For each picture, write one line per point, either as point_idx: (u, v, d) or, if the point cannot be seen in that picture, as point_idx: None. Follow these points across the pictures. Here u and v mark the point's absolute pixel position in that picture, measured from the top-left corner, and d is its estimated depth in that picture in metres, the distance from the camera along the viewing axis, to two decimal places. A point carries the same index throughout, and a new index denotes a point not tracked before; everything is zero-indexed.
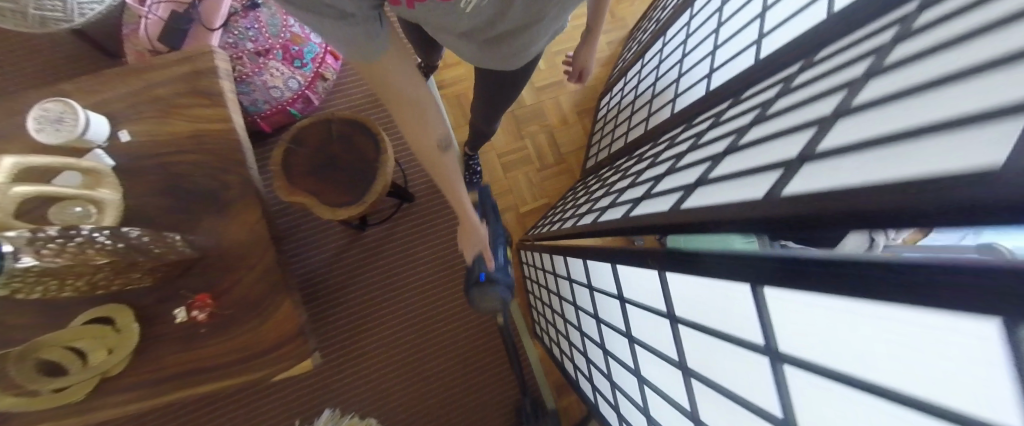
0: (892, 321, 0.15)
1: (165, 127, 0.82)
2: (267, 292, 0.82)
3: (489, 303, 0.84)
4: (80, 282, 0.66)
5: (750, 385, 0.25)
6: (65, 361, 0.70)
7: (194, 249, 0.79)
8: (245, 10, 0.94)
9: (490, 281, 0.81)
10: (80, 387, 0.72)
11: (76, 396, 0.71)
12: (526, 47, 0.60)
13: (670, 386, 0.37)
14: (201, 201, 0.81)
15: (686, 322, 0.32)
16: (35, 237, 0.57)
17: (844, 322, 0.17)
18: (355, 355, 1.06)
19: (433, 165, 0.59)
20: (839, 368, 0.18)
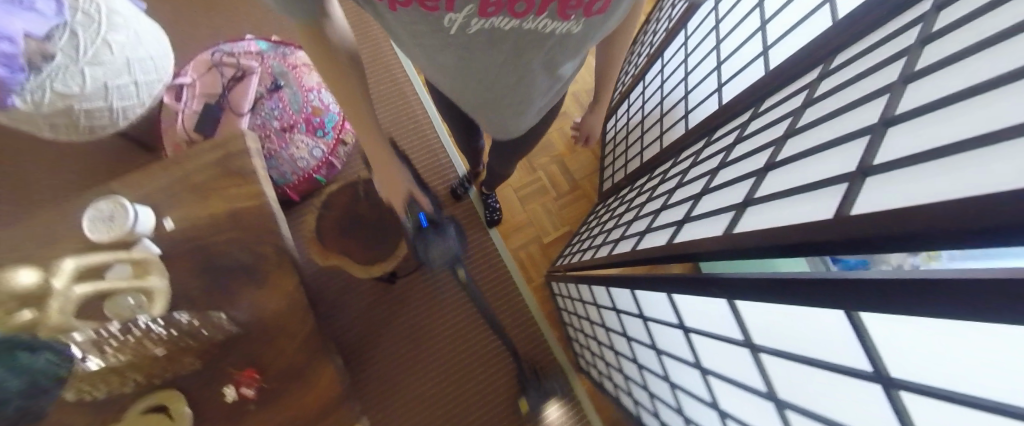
0: (993, 338, 0.15)
1: (203, 210, 0.86)
2: (310, 359, 0.81)
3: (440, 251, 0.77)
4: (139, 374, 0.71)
5: (858, 414, 0.24)
6: None
7: (238, 324, 0.80)
8: (269, 92, 1.01)
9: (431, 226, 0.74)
10: None
11: None
12: (511, 96, 0.62)
13: (760, 419, 0.35)
14: (240, 276, 0.83)
15: (772, 351, 0.31)
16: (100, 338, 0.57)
17: (951, 343, 0.17)
18: (399, 414, 1.04)
19: (336, 89, 0.54)
20: (954, 389, 0.17)
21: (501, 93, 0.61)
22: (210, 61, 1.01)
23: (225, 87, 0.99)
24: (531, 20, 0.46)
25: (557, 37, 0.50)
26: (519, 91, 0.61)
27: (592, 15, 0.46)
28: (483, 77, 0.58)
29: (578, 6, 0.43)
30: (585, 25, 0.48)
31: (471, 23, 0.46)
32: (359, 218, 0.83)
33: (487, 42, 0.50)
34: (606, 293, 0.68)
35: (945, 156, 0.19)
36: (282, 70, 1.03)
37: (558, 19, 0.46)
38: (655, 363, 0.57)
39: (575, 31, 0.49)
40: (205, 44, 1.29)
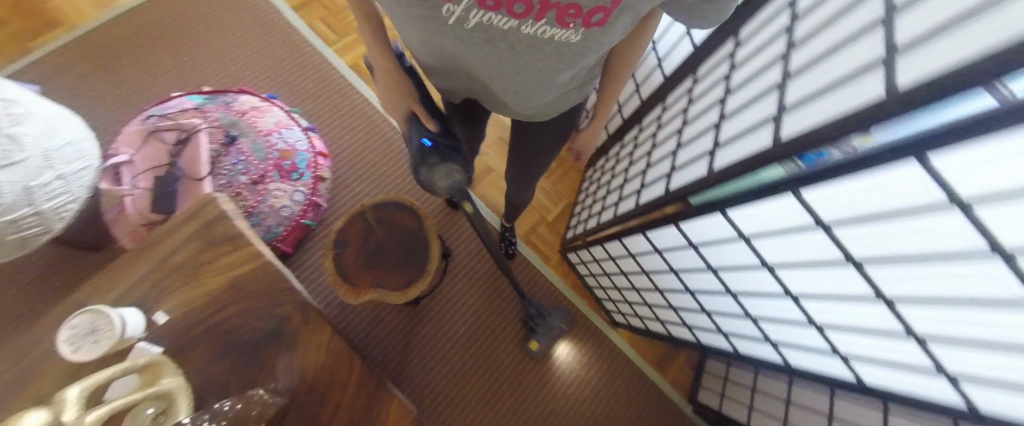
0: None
1: (197, 291, 0.78)
2: (370, 401, 0.78)
3: (442, 178, 0.66)
4: None
5: (949, 238, 0.28)
6: None
7: (280, 394, 0.75)
8: (226, 147, 0.92)
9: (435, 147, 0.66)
10: None
11: None
12: (507, 90, 0.61)
13: (843, 285, 0.41)
14: (265, 345, 0.77)
15: (841, 222, 0.37)
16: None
17: (991, 154, 0.22)
18: (472, 420, 1.02)
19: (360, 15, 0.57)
20: (1004, 189, 0.22)
21: (495, 85, 0.61)
22: (145, 130, 0.90)
23: (173, 153, 0.89)
24: (529, 24, 0.44)
25: (556, 44, 0.47)
26: (512, 91, 0.61)
27: (591, 25, 0.43)
28: (480, 69, 0.57)
29: (577, 14, 0.41)
30: (584, 34, 0.45)
31: (469, 15, 0.44)
32: (379, 246, 0.80)
33: (483, 40, 0.48)
34: (645, 238, 0.74)
35: (952, 27, 0.24)
36: (231, 120, 0.94)
37: (554, 26, 0.44)
38: (714, 282, 0.64)
39: (572, 39, 0.46)
40: (122, 111, 1.12)
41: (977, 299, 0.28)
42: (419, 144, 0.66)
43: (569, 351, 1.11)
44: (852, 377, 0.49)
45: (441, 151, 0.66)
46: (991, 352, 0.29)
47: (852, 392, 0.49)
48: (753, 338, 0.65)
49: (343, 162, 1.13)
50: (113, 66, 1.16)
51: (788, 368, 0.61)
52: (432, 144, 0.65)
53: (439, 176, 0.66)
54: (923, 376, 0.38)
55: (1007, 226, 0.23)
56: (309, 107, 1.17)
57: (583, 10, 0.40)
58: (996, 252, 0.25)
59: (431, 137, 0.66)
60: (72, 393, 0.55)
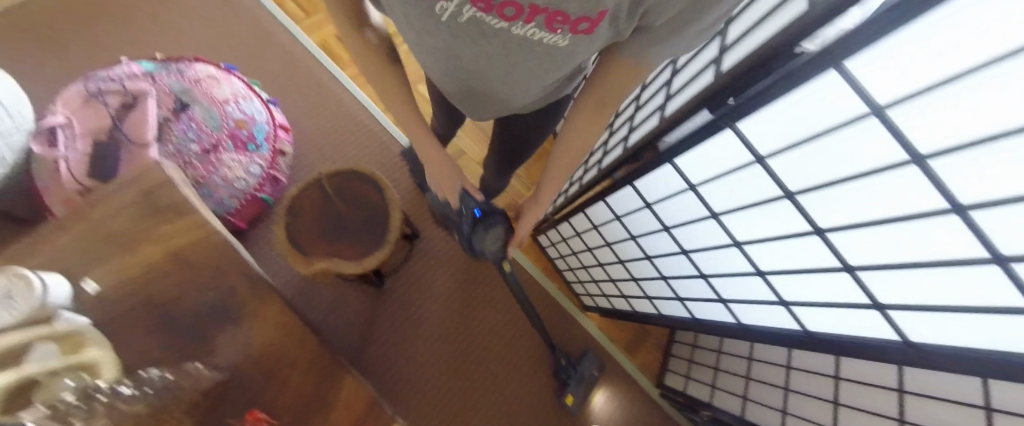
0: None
1: (134, 260, 0.73)
2: (322, 380, 0.72)
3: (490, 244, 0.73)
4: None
5: (866, 150, 0.30)
6: None
7: (219, 369, 0.69)
8: (176, 114, 0.87)
9: (485, 218, 0.74)
10: None
11: None
12: (499, 87, 0.58)
13: (784, 223, 0.41)
14: (206, 318, 0.72)
15: (776, 153, 0.37)
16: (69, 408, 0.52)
17: (930, 32, 0.22)
18: (437, 404, 0.96)
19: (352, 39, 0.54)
20: (935, 78, 0.23)
21: (488, 81, 0.57)
22: (85, 94, 0.84)
23: (116, 118, 0.83)
24: (519, 26, 0.39)
25: (543, 47, 0.43)
26: (498, 86, 0.57)
27: (578, 33, 0.38)
28: (470, 66, 0.53)
29: (565, 20, 0.36)
30: (573, 39, 0.41)
31: (462, 11, 0.40)
32: (336, 216, 0.77)
33: (475, 38, 0.45)
34: (605, 206, 0.73)
35: None
36: (184, 88, 0.90)
37: (543, 31, 0.40)
38: (669, 242, 0.64)
39: (561, 44, 0.42)
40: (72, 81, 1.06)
41: (893, 215, 0.31)
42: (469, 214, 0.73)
43: (607, 401, 1.05)
44: (798, 326, 0.50)
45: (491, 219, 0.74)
46: (915, 268, 0.32)
47: (795, 341, 0.50)
48: (707, 300, 0.65)
49: (306, 139, 1.09)
50: (61, 34, 1.10)
51: (740, 326, 0.61)
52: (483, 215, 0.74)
53: (486, 241, 0.75)
54: (855, 310, 0.41)
55: (930, 131, 0.25)
56: (271, 84, 1.13)
57: (571, 16, 0.35)
58: (914, 160, 0.27)
59: (481, 207, 0.74)
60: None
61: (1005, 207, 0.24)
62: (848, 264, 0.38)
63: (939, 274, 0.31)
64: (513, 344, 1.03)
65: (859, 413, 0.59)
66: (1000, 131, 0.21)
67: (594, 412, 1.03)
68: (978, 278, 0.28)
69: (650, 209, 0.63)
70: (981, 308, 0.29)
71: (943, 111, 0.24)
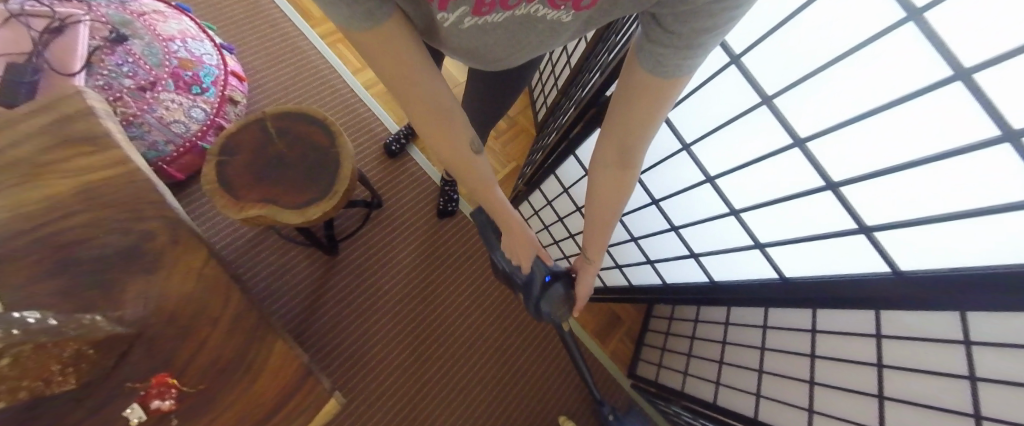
0: None
1: (34, 193, 0.59)
2: (245, 341, 0.54)
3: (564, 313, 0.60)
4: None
5: (849, 20, 0.26)
6: None
7: (123, 324, 0.52)
8: (110, 45, 0.79)
9: (558, 282, 0.60)
10: None
11: None
12: (516, 53, 0.45)
13: (757, 137, 0.37)
14: (106, 263, 0.56)
15: (750, 50, 0.34)
16: None
17: None
18: (386, 381, 0.87)
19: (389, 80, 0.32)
20: None
21: (505, 52, 0.44)
22: (6, 13, 0.75)
23: (37, 41, 0.74)
24: (523, 8, 0.33)
25: (544, 25, 0.37)
26: (516, 53, 0.45)
27: (581, 9, 0.34)
28: (471, 42, 0.41)
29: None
30: (577, 16, 0.36)
31: (463, 21, 0.34)
32: (281, 159, 0.69)
33: (471, 32, 0.37)
34: (576, 160, 0.71)
35: None
36: (123, 19, 0.82)
37: (546, 8, 0.34)
38: (640, 193, 0.59)
39: (564, 20, 0.36)
40: None
41: (880, 106, 0.26)
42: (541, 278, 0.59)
43: None
44: (773, 273, 0.45)
45: (565, 286, 0.60)
46: (904, 172, 0.27)
47: (768, 289, 0.46)
48: (677, 258, 0.60)
49: (264, 91, 1.01)
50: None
51: (712, 284, 0.56)
52: (555, 278, 0.60)
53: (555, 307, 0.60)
54: (833, 238, 0.36)
55: None
56: (229, 31, 1.04)
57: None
58: (909, 18, 0.23)
59: (551, 271, 0.60)
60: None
61: (1005, 60, 0.19)
62: (831, 182, 0.33)
63: (931, 178, 0.26)
64: (476, 324, 0.95)
65: (834, 395, 0.54)
66: None
67: None
68: (962, 169, 0.24)
69: None
70: (975, 213, 0.25)
71: None
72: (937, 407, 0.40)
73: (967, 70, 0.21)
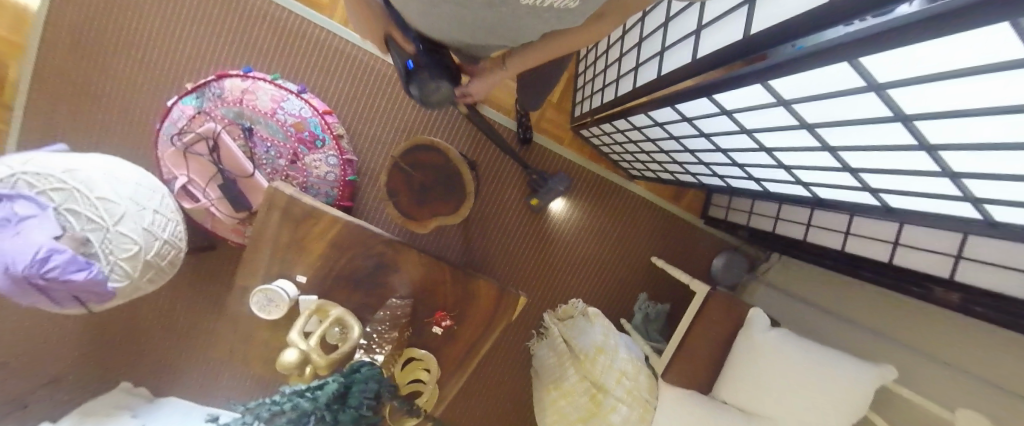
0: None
1: (313, 252, 1.00)
2: (465, 291, 1.08)
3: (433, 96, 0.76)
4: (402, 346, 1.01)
5: (867, 108, 0.40)
6: (415, 389, 1.01)
7: (405, 299, 1.04)
8: (248, 139, 0.99)
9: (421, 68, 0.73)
10: (432, 395, 1.02)
11: (433, 397, 1.02)
12: (521, 29, 0.55)
13: (802, 140, 0.53)
14: (380, 272, 1.04)
15: (798, 100, 0.46)
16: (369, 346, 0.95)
17: (917, 51, 0.30)
18: (531, 274, 1.33)
19: None
20: (908, 78, 0.33)
21: (508, 28, 0.55)
22: (179, 151, 0.99)
23: (215, 161, 0.98)
24: None
25: (555, 11, 0.47)
26: (523, 30, 0.56)
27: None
28: (496, 21, 0.52)
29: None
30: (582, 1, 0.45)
31: None
32: (423, 184, 0.95)
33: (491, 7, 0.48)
34: (645, 116, 0.82)
35: None
36: (234, 112, 0.99)
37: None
38: (706, 144, 0.74)
39: (572, 6, 0.46)
40: (123, 135, 1.14)
41: (886, 146, 0.42)
42: (403, 67, 0.73)
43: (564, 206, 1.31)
44: (808, 194, 0.68)
45: (430, 73, 0.72)
46: (910, 175, 0.44)
47: (810, 201, 0.69)
48: (740, 177, 0.81)
49: (347, 112, 1.18)
50: (89, 106, 1.13)
51: (766, 193, 0.79)
52: (416, 66, 0.72)
53: (431, 93, 0.76)
54: (856, 190, 0.56)
55: (915, 103, 0.35)
56: (282, 66, 1.16)
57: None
58: (899, 119, 0.38)
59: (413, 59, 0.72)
60: (291, 351, 0.82)
61: (966, 149, 0.35)
62: (848, 165, 0.51)
63: (923, 180, 0.44)
64: (570, 221, 1.32)
65: (865, 222, 0.80)
66: (965, 109, 0.31)
67: (555, 215, 1.31)
68: (941, 181, 0.42)
69: (690, 120, 0.71)
70: (945, 197, 0.44)
71: (924, 96, 0.33)
72: (939, 231, 0.65)
73: (935, 147, 0.38)
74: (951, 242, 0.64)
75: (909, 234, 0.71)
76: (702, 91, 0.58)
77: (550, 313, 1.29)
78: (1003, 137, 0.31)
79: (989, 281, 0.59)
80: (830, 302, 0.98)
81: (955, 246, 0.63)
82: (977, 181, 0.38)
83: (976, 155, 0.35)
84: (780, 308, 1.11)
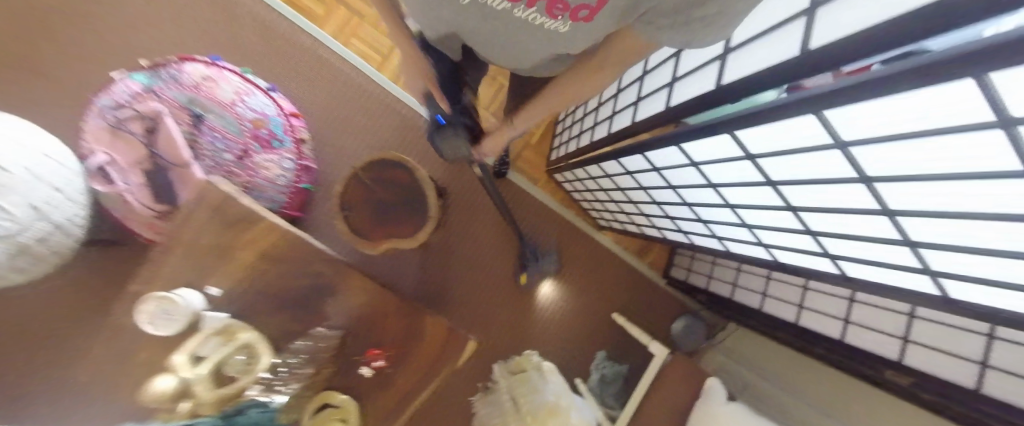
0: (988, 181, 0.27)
1: (237, 262, 0.86)
2: (411, 328, 0.95)
3: (456, 151, 0.77)
4: (318, 384, 0.89)
5: (830, 167, 0.40)
6: None
7: (336, 329, 0.91)
8: (196, 127, 0.90)
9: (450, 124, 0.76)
10: None
11: None
12: (522, 52, 0.56)
13: (766, 198, 0.53)
14: (314, 294, 0.91)
15: (765, 155, 0.46)
16: (269, 385, 0.83)
17: (886, 107, 0.30)
18: (487, 318, 1.22)
19: None
20: (873, 136, 0.33)
21: (510, 47, 0.56)
22: (109, 127, 0.88)
23: (148, 144, 0.87)
24: (522, 9, 0.44)
25: (546, 31, 0.47)
26: (523, 52, 0.56)
27: (579, 19, 0.43)
28: (491, 32, 0.52)
29: (566, 8, 0.41)
30: (573, 26, 0.45)
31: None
32: (383, 201, 0.89)
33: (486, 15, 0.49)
34: (617, 163, 0.83)
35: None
36: (188, 97, 0.91)
37: (544, 17, 0.44)
38: (673, 196, 0.75)
39: (562, 29, 0.46)
40: (51, 104, 1.01)
41: (846, 209, 0.42)
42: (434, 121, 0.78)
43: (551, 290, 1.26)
44: (768, 258, 0.68)
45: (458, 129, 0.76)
46: (868, 242, 0.44)
47: (769, 266, 0.69)
48: (703, 234, 0.81)
49: (318, 119, 1.13)
50: (21, 68, 1.01)
51: (728, 253, 0.78)
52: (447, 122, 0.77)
53: (453, 148, 0.78)
54: (813, 255, 0.57)
55: (877, 164, 0.35)
56: (258, 62, 1.11)
57: (570, 5, 0.40)
58: (862, 180, 0.37)
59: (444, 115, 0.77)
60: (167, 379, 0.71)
61: (922, 216, 0.35)
62: (809, 227, 0.51)
63: (881, 248, 0.43)
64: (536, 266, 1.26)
65: (818, 297, 0.80)
66: (924, 172, 0.31)
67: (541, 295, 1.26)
68: (897, 250, 0.41)
69: (659, 171, 0.71)
70: (898, 267, 0.44)
71: (887, 157, 0.33)
72: (887, 310, 0.65)
73: (894, 211, 0.37)
74: (897, 324, 0.64)
75: (858, 313, 0.71)
76: (671, 137, 0.58)
77: (501, 364, 1.19)
78: (962, 203, 0.31)
79: (936, 366, 0.57)
80: (785, 378, 0.95)
81: (902, 327, 0.63)
82: (934, 253, 0.38)
83: (934, 223, 0.35)
84: (737, 381, 1.06)
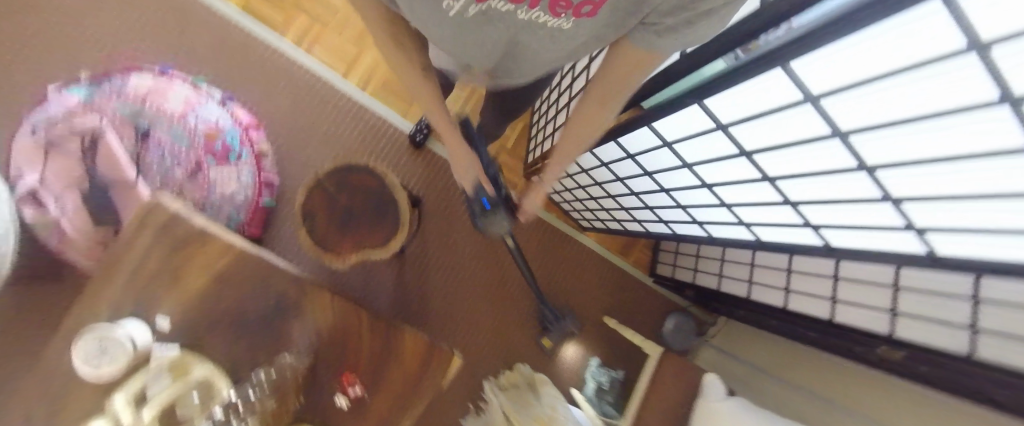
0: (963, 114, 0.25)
1: (188, 287, 0.78)
2: (387, 347, 0.88)
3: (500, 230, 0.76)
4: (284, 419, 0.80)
5: (801, 126, 0.38)
6: None
7: (303, 354, 0.83)
8: (142, 141, 0.85)
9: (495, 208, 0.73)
10: None
11: None
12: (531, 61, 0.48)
13: (742, 172, 0.51)
14: (276, 316, 0.82)
15: (735, 123, 0.44)
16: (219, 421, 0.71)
17: (852, 48, 0.28)
18: (472, 330, 1.16)
19: None
20: (841, 84, 0.31)
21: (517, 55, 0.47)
22: (41, 146, 0.80)
23: (87, 161, 0.80)
24: (523, 10, 0.34)
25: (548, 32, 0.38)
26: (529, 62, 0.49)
27: (582, 15, 0.34)
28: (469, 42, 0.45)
29: (569, 4, 0.32)
30: (578, 22, 0.36)
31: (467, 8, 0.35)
32: (350, 211, 0.83)
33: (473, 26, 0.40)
34: (592, 156, 0.81)
35: None
36: (133, 109, 0.86)
37: (546, 15, 0.34)
38: (650, 183, 0.73)
39: (566, 26, 0.36)
40: None
41: (821, 170, 0.41)
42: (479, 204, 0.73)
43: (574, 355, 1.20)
44: (751, 238, 0.66)
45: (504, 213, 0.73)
46: (847, 204, 0.42)
47: (751, 246, 0.67)
48: (684, 221, 0.79)
49: (281, 131, 1.07)
50: None
51: (711, 238, 0.76)
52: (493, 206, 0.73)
53: (493, 224, 0.76)
54: (794, 228, 0.55)
55: (849, 115, 0.33)
56: (215, 75, 1.06)
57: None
58: (835, 135, 0.36)
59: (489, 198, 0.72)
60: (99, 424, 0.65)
61: (898, 167, 0.33)
62: (787, 198, 0.49)
63: (860, 209, 0.42)
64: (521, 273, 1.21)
65: (802, 277, 0.79)
66: (897, 117, 0.29)
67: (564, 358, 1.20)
68: (877, 208, 0.40)
69: (634, 157, 0.69)
70: (878, 227, 0.42)
71: (858, 105, 0.32)
72: (872, 285, 0.64)
73: (872, 166, 0.35)
74: (883, 297, 0.62)
75: (846, 291, 0.69)
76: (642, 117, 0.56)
77: (491, 380, 1.12)
78: (938, 145, 0.29)
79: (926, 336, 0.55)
80: (780, 368, 0.92)
81: (889, 299, 0.61)
82: (915, 206, 0.36)
83: (911, 172, 0.33)
84: (734, 375, 1.03)
